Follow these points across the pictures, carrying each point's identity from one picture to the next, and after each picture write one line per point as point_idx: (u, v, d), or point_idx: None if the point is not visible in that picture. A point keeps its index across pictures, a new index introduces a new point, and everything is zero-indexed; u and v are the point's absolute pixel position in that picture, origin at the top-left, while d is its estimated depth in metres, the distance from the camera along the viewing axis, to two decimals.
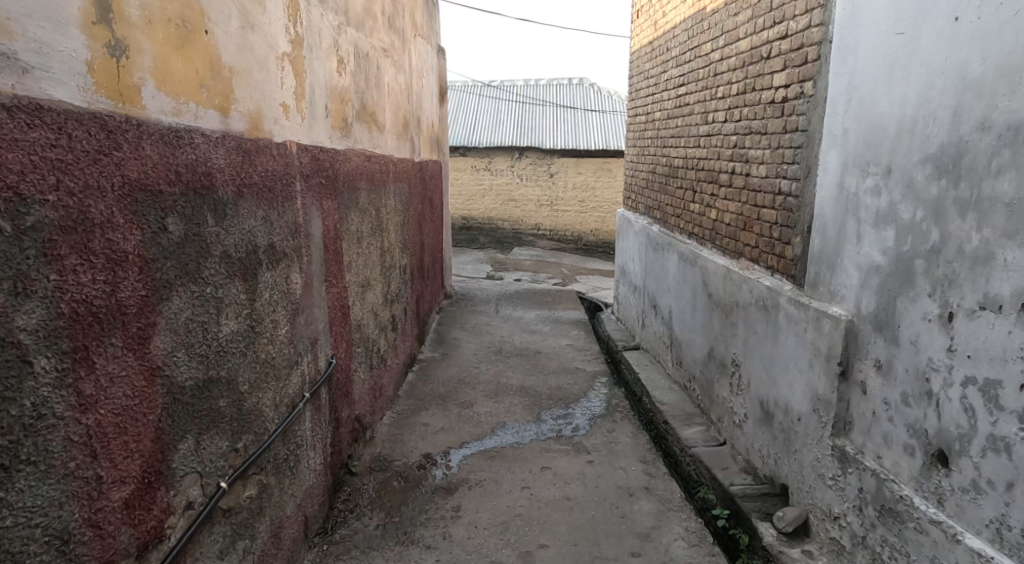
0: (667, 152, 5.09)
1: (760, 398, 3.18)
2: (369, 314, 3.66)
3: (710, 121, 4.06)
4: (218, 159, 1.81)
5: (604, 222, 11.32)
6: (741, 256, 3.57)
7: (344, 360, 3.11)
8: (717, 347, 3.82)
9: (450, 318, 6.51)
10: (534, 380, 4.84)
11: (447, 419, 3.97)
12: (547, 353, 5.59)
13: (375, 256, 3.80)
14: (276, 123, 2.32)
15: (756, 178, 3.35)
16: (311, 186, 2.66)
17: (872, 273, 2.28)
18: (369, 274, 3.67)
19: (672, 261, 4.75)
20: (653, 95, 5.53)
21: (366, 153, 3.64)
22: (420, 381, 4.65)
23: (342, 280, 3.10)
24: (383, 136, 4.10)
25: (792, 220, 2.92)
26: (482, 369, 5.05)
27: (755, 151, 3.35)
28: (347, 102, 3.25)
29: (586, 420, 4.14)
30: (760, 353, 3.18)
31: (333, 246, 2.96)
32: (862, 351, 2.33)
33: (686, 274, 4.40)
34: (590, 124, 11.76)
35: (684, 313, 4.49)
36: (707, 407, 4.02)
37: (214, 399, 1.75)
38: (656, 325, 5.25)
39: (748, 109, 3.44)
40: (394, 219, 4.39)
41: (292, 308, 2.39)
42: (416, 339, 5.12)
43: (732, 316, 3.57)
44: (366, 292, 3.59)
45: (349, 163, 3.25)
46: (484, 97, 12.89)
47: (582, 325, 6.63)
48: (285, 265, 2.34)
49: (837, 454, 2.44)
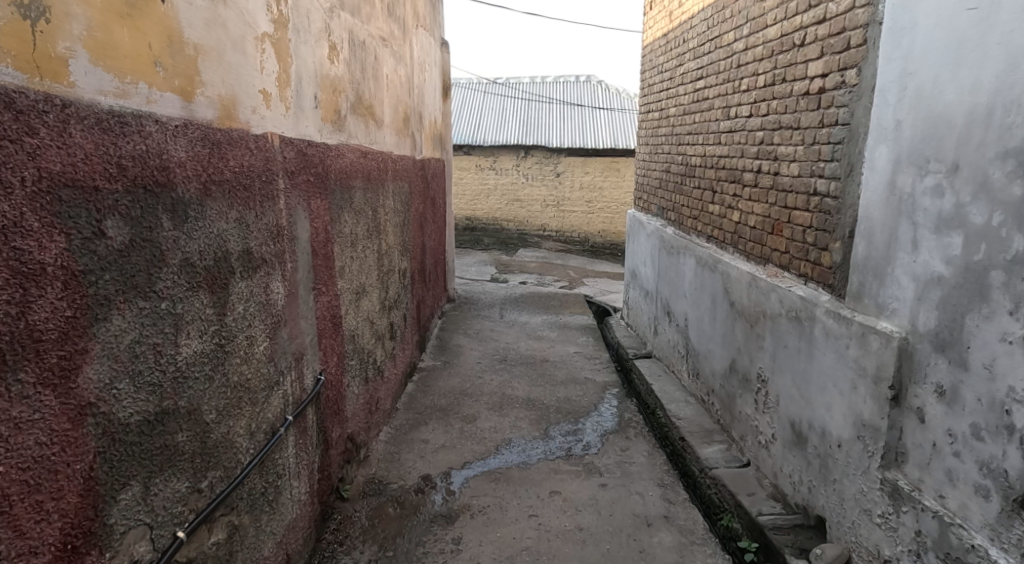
0: (683, 150, 4.81)
1: (791, 419, 2.90)
2: (364, 322, 3.39)
3: (733, 115, 3.78)
4: (178, 153, 1.54)
5: (612, 223, 11.02)
6: (769, 262, 3.28)
7: (335, 374, 2.84)
8: (740, 360, 3.54)
9: (452, 323, 6.24)
10: (542, 392, 4.57)
11: (448, 436, 3.70)
12: (555, 362, 5.31)
13: (371, 261, 3.53)
14: (254, 111, 2.05)
15: (787, 177, 3.07)
16: (297, 184, 2.40)
17: (932, 285, 2.00)
18: (364, 279, 3.40)
19: (689, 265, 4.46)
20: (667, 90, 5.25)
21: (363, 149, 3.37)
22: (421, 392, 4.38)
23: (334, 286, 2.84)
24: (382, 132, 3.84)
25: (830, 223, 2.65)
26: (486, 378, 4.78)
27: (786, 148, 3.07)
28: (340, 93, 2.98)
29: (597, 436, 3.87)
30: (791, 369, 2.91)
31: (324, 250, 2.70)
32: (918, 373, 2.06)
33: (704, 280, 4.12)
34: (598, 122, 11.47)
35: (701, 322, 4.20)
36: (727, 424, 3.74)
37: (170, 435, 1.49)
38: (671, 333, 4.96)
39: (777, 102, 3.17)
40: (393, 220, 4.12)
41: (271, 321, 2.12)
42: (416, 347, 4.86)
43: (757, 327, 3.29)
44: (361, 300, 3.32)
45: (342, 160, 2.98)
46: (489, 94, 12.62)
47: (590, 331, 6.36)
48: (263, 272, 2.07)
49: (886, 488, 2.16)
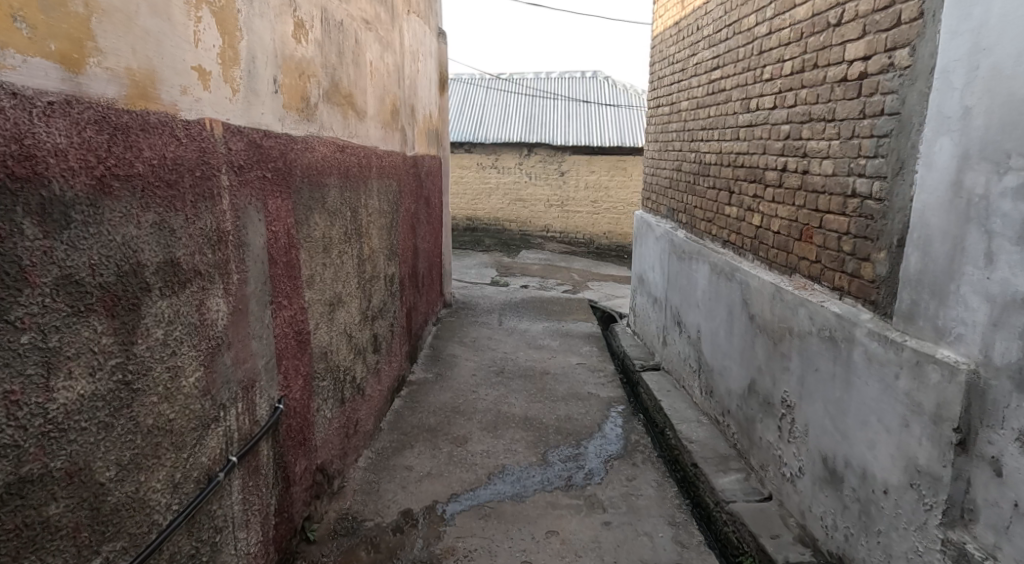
0: (696, 147, 4.44)
1: (823, 454, 2.53)
2: (339, 337, 3.03)
3: (753, 108, 3.41)
4: (51, 138, 1.21)
5: (618, 223, 10.64)
6: (795, 272, 2.91)
7: (300, 400, 2.49)
8: (762, 381, 3.16)
9: (447, 331, 5.88)
10: (540, 409, 4.20)
11: (435, 461, 3.34)
12: (555, 374, 4.95)
13: (349, 268, 3.17)
14: (186, 92, 1.69)
15: (817, 176, 2.69)
16: (247, 181, 2.04)
17: (1014, 309, 1.63)
18: (340, 288, 3.04)
19: (703, 272, 4.09)
20: (679, 83, 4.87)
21: (339, 144, 3.02)
22: (408, 410, 4.02)
23: (299, 299, 2.49)
24: (364, 125, 3.48)
25: (873, 230, 2.27)
26: (480, 394, 4.41)
27: (817, 142, 2.70)
28: (310, 78, 2.63)
29: (601, 463, 3.50)
30: (823, 396, 2.53)
31: (285, 258, 2.35)
32: (993, 415, 1.68)
33: (720, 290, 3.75)
34: (604, 119, 11.08)
35: (716, 336, 3.83)
36: (746, 451, 3.37)
37: (36, 507, 1.19)
38: (682, 345, 4.60)
39: (807, 91, 2.79)
40: (377, 221, 3.77)
41: (208, 347, 1.77)
42: (405, 358, 4.50)
43: (782, 346, 2.92)
44: (335, 312, 2.97)
45: (312, 155, 2.63)
46: (492, 90, 12.25)
47: (594, 340, 5.98)
48: (197, 287, 1.72)
49: (950, 552, 1.79)
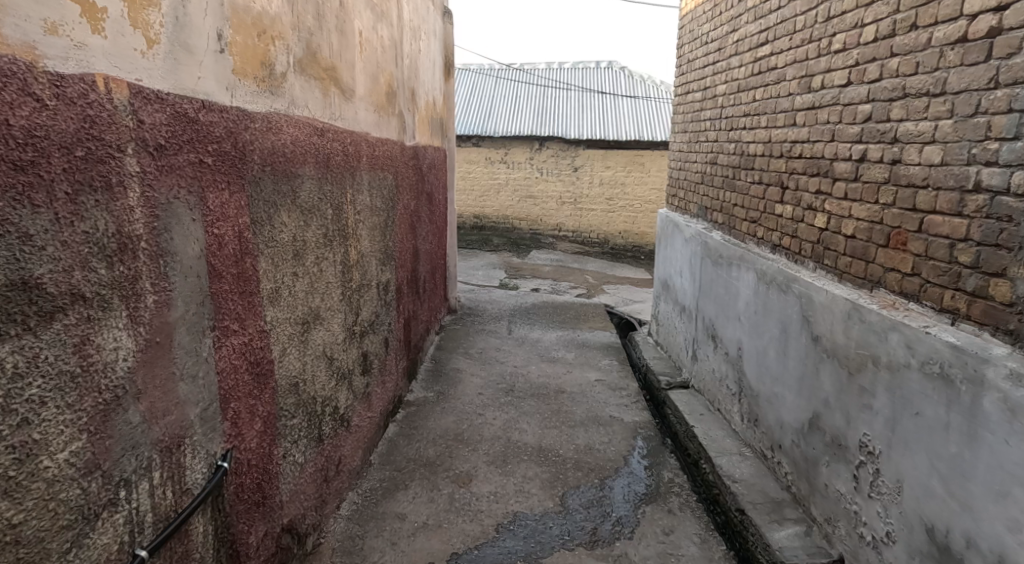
0: (736, 135, 3.87)
1: (926, 523, 1.98)
2: (315, 362, 2.50)
3: (816, 87, 2.84)
4: None
5: (635, 222, 10.08)
6: (878, 286, 2.36)
7: (259, 450, 1.97)
8: (829, 418, 2.61)
9: (451, 341, 5.34)
10: (555, 438, 3.66)
11: (433, 508, 2.82)
12: (572, 393, 4.40)
13: (329, 277, 2.64)
14: (57, 31, 1.16)
15: (915, 165, 2.13)
16: (172, 167, 1.50)
17: None
18: (316, 303, 2.51)
19: (746, 281, 3.54)
20: (714, 64, 4.30)
21: (317, 126, 2.48)
22: (403, 438, 3.49)
23: (255, 319, 1.96)
24: (351, 106, 2.95)
25: (1011, 236, 1.74)
26: (487, 418, 3.87)
27: (915, 124, 2.14)
28: (277, 40, 2.10)
29: (630, 511, 2.97)
30: (928, 449, 1.97)
31: (234, 270, 1.82)
32: None
33: (770, 302, 3.20)
34: (620, 111, 10.51)
35: (766, 357, 3.28)
36: (805, 498, 2.82)
37: None
38: (717, 364, 4.06)
39: (899, 59, 2.23)
40: (369, 220, 3.23)
41: (96, 407, 1.23)
42: (402, 376, 3.97)
43: (861, 377, 2.36)
44: (310, 331, 2.44)
45: (276, 138, 2.09)
46: (501, 81, 11.67)
47: (613, 351, 5.44)
48: (76, 318, 1.19)
49: None
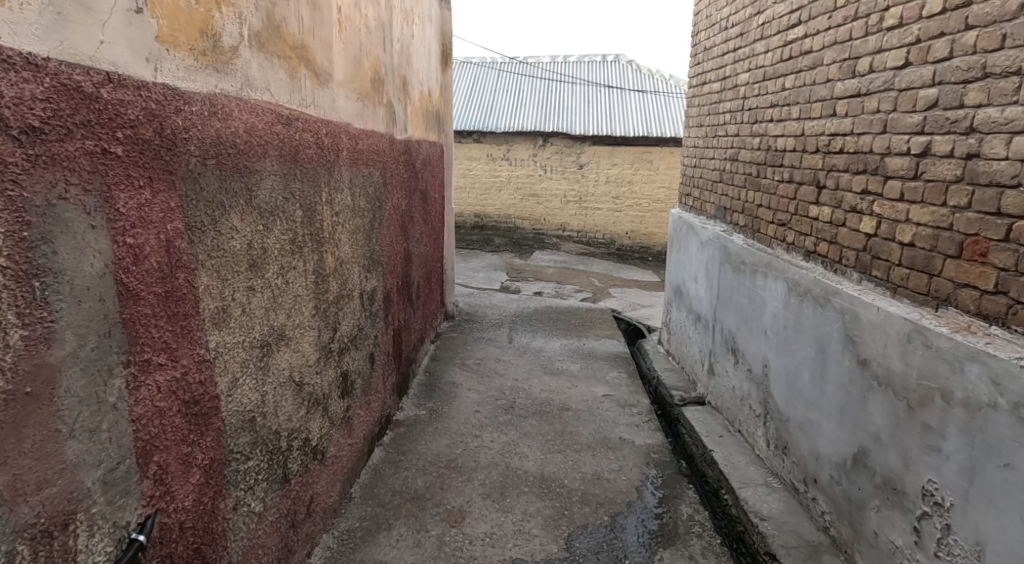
0: (761, 128, 3.49)
1: None
2: (280, 391, 2.14)
3: (863, 70, 2.47)
4: None
5: (642, 222, 9.70)
6: (946, 304, 1.99)
7: (197, 508, 1.62)
8: (879, 456, 2.25)
9: (447, 350, 4.98)
10: (559, 465, 3.30)
11: (418, 555, 2.48)
12: (577, 410, 4.03)
13: (297, 289, 2.27)
14: None
15: (1000, 161, 1.78)
16: (57, 156, 1.15)
17: None
18: (282, 320, 2.15)
19: (774, 292, 3.16)
20: (735, 50, 3.92)
21: (282, 113, 2.11)
22: (390, 466, 3.13)
23: (192, 348, 1.59)
24: (328, 92, 2.59)
25: None
26: (484, 441, 3.51)
27: (1002, 109, 1.78)
28: (226, 7, 1.74)
29: (645, 557, 2.62)
30: (1018, 509, 1.62)
31: (160, 289, 1.45)
32: None
33: (805, 317, 2.82)
34: (627, 106, 10.13)
35: (799, 379, 2.90)
36: (847, 545, 2.46)
37: None
38: (738, 380, 3.68)
39: (977, 33, 1.87)
40: (350, 222, 2.87)
41: None
42: (391, 393, 3.61)
43: (921, 413, 2.00)
44: (273, 355, 2.08)
45: (224, 126, 1.73)
46: (504, 74, 11.29)
47: (621, 362, 5.06)
48: None
49: None
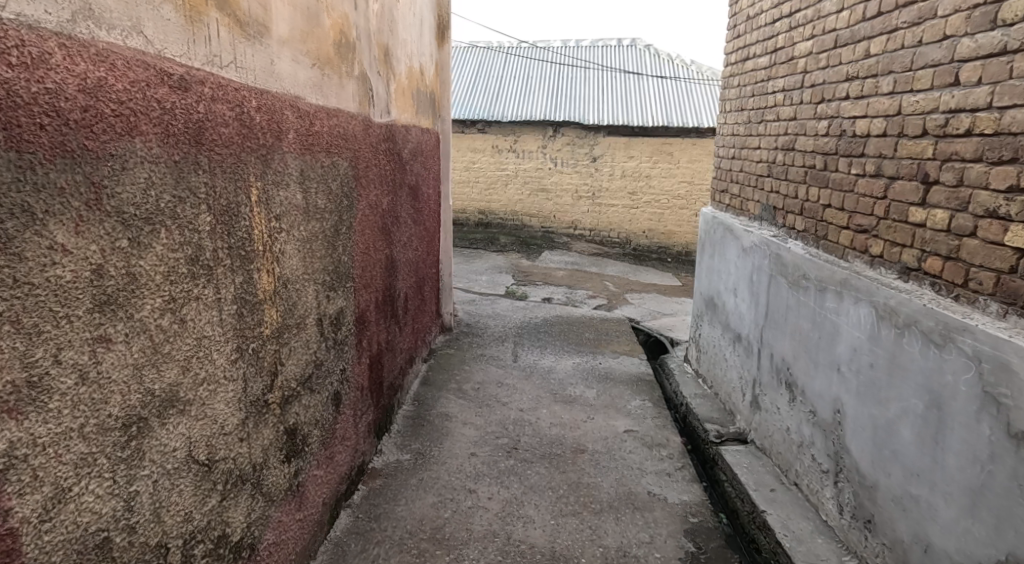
0: (831, 107, 2.77)
1: None
2: (170, 481, 1.45)
3: (1011, 18, 1.78)
4: None
5: (661, 219, 8.96)
6: None
7: None
8: None
9: (440, 372, 4.28)
10: (574, 536, 2.60)
11: None
12: (595, 453, 3.32)
13: (205, 329, 1.58)
14: None
15: None
16: None
17: None
18: (177, 378, 1.47)
19: (855, 318, 2.43)
20: (792, 13, 3.18)
21: (171, 71, 1.42)
22: (357, 540, 2.45)
23: None
24: (263, 52, 1.89)
25: None
26: (479, 498, 2.81)
27: None
28: None
29: None
30: None
31: None
32: None
33: (907, 356, 2.10)
34: (646, 94, 9.37)
35: (895, 438, 2.18)
36: None
37: None
38: (795, 423, 2.96)
39: None
40: (302, 227, 2.17)
41: None
42: (365, 436, 2.92)
43: None
44: (155, 432, 1.39)
45: (27, 77, 1.04)
46: (511, 59, 10.54)
47: (644, 386, 4.34)
48: None
49: None
